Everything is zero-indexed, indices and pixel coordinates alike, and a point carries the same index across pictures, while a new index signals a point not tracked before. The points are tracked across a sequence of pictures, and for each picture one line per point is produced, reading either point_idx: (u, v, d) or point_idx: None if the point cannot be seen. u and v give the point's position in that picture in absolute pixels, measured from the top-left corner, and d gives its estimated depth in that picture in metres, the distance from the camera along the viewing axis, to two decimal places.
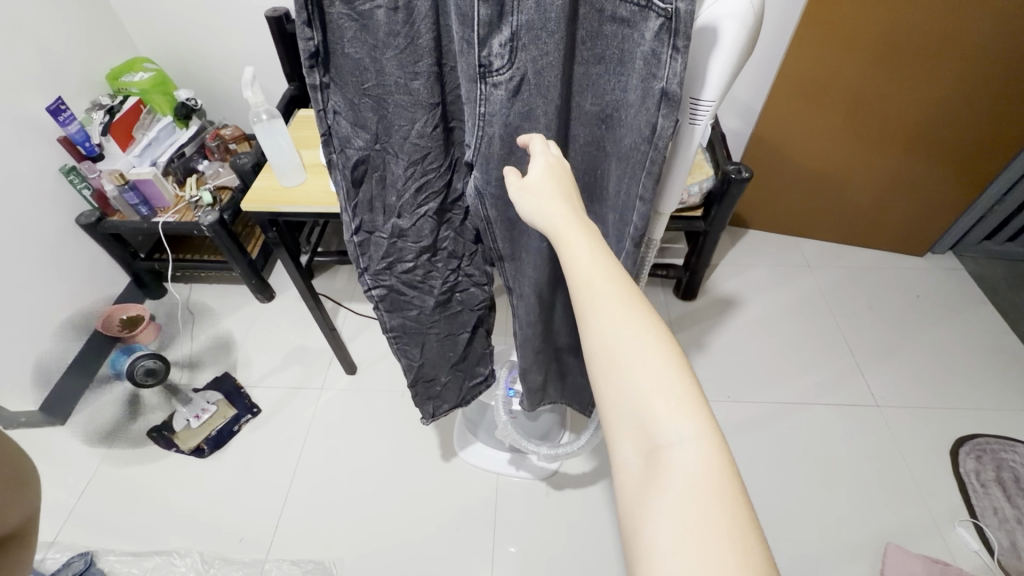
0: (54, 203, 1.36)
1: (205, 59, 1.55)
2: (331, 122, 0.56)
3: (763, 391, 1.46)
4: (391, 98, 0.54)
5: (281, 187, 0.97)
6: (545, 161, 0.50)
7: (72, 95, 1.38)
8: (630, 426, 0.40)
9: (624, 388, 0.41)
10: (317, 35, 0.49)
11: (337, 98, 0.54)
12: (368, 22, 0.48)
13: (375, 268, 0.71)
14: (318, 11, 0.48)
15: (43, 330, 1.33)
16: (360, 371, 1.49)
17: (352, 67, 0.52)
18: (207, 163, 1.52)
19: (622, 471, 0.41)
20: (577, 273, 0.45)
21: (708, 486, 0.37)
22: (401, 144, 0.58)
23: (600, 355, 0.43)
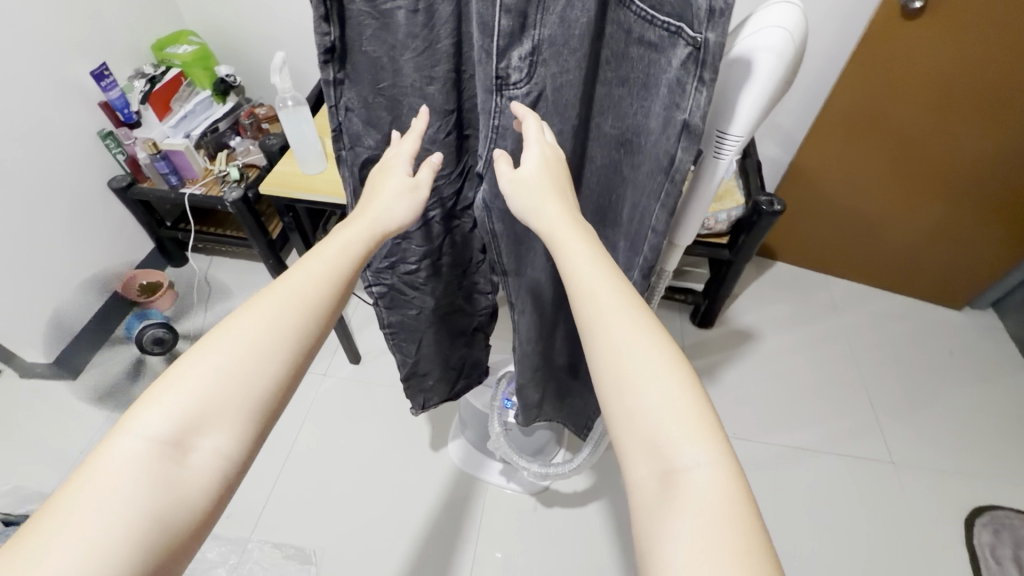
0: (87, 164, 1.40)
1: (246, 36, 1.57)
2: (343, 118, 0.54)
3: (772, 432, 1.40)
4: (406, 100, 0.52)
5: (303, 174, 0.97)
6: (540, 152, 0.47)
7: (116, 61, 1.42)
8: (644, 450, 0.38)
9: (645, 409, 0.39)
10: (335, 31, 0.46)
11: (351, 95, 0.52)
12: (388, 22, 0.46)
13: (377, 265, 0.70)
14: (337, 6, 0.45)
15: (65, 286, 1.38)
16: (364, 363, 1.49)
17: (371, 66, 0.50)
18: (239, 140, 1.54)
19: (634, 491, 0.39)
20: (584, 289, 0.43)
21: (723, 513, 0.35)
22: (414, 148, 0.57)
23: (611, 375, 0.41)
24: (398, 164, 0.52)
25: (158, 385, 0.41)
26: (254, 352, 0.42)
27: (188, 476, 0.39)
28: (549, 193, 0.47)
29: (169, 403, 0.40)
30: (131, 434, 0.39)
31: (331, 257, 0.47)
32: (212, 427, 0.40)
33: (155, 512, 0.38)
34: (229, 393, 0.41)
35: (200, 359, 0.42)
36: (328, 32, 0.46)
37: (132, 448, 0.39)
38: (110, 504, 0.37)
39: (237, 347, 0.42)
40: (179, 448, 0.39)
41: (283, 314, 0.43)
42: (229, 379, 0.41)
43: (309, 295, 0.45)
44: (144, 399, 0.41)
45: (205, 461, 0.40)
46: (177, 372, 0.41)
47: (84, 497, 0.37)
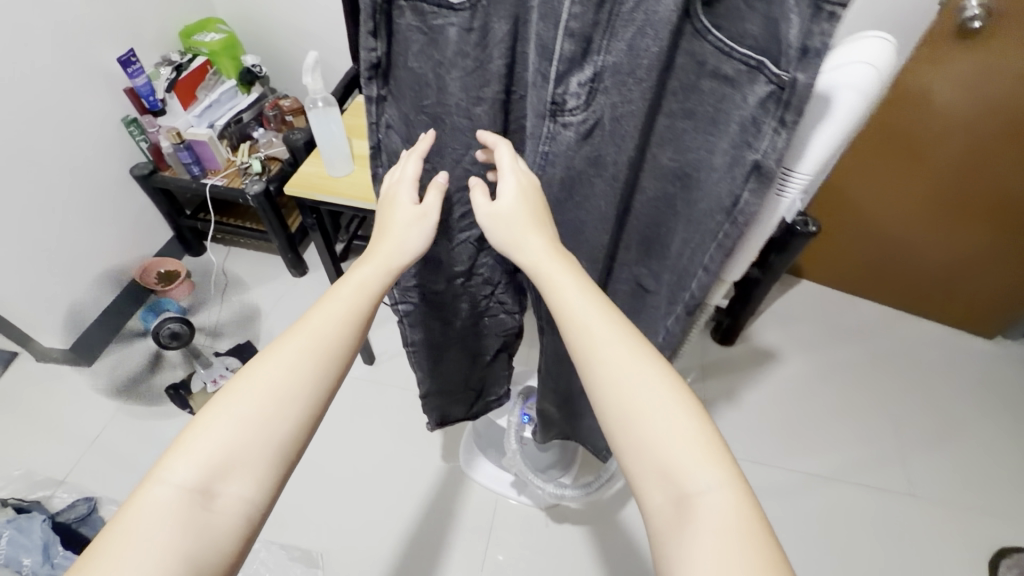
0: (110, 151, 1.39)
1: (274, 26, 1.55)
2: (382, 135, 0.52)
3: (789, 457, 1.37)
4: (450, 119, 0.49)
5: (328, 176, 0.95)
6: (516, 181, 0.48)
7: (143, 47, 1.40)
8: (656, 477, 0.42)
9: (651, 440, 0.43)
10: (381, 46, 0.44)
11: (392, 112, 0.50)
12: (438, 39, 0.43)
13: (408, 287, 0.68)
14: (385, 21, 0.43)
15: (83, 272, 1.38)
16: (377, 363, 1.47)
17: (415, 83, 0.47)
18: (263, 131, 1.54)
19: (654, 516, 0.43)
20: (585, 328, 0.45)
21: (737, 531, 0.40)
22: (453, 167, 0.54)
23: (619, 407, 0.44)
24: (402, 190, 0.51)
25: (187, 434, 0.45)
26: (275, 400, 0.46)
27: (216, 520, 0.44)
28: (526, 224, 0.47)
29: (197, 451, 0.44)
30: (164, 482, 0.43)
31: (347, 300, 0.50)
32: (237, 472, 0.45)
33: (189, 554, 0.42)
34: (253, 441, 0.45)
35: (224, 409, 0.46)
36: (374, 47, 0.44)
37: (166, 495, 0.43)
38: (149, 549, 0.41)
39: (258, 395, 0.46)
40: (207, 494, 0.43)
41: (301, 360, 0.47)
42: (252, 423, 0.45)
43: (327, 340, 0.48)
44: (174, 449, 0.45)
45: (233, 503, 0.44)
46: (202, 423, 0.45)
47: (127, 543, 0.41)
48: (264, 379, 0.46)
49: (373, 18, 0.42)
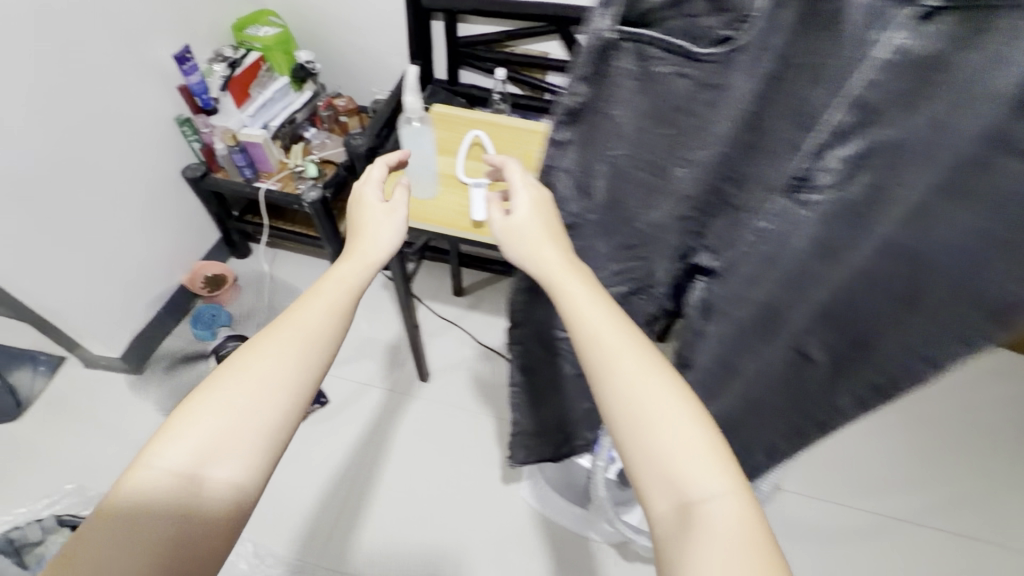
0: (164, 152, 1.33)
1: (331, 22, 1.49)
2: (553, 180, 0.46)
3: (869, 498, 1.27)
4: (643, 177, 0.42)
5: (412, 197, 0.86)
6: (530, 196, 0.48)
7: (198, 42, 1.33)
8: (663, 487, 0.41)
9: (656, 449, 0.41)
10: (586, 92, 0.37)
11: (572, 160, 0.43)
12: (656, 93, 0.36)
13: (529, 328, 0.71)
14: (601, 67, 0.36)
15: (136, 278, 1.32)
16: (431, 380, 1.41)
17: (611, 133, 0.40)
18: (315, 131, 1.48)
19: (656, 522, 0.41)
20: (586, 330, 0.45)
21: (743, 541, 0.38)
22: (629, 225, 0.47)
23: (626, 417, 0.43)
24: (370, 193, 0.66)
25: (174, 422, 0.49)
26: (263, 384, 0.50)
27: (198, 507, 0.47)
28: (543, 234, 0.48)
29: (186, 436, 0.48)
30: (151, 467, 0.47)
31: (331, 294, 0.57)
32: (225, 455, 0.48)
33: (166, 538, 0.46)
34: (245, 431, 0.49)
35: (214, 395, 0.49)
36: (577, 89, 0.37)
37: (153, 479, 0.47)
38: (134, 529, 0.45)
39: (248, 381, 0.50)
40: (197, 478, 0.47)
41: (289, 348, 0.52)
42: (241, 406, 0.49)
43: (316, 329, 0.54)
44: (159, 435, 0.48)
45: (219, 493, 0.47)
46: (189, 409, 0.49)
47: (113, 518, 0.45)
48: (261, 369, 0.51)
49: (586, 58, 0.35)
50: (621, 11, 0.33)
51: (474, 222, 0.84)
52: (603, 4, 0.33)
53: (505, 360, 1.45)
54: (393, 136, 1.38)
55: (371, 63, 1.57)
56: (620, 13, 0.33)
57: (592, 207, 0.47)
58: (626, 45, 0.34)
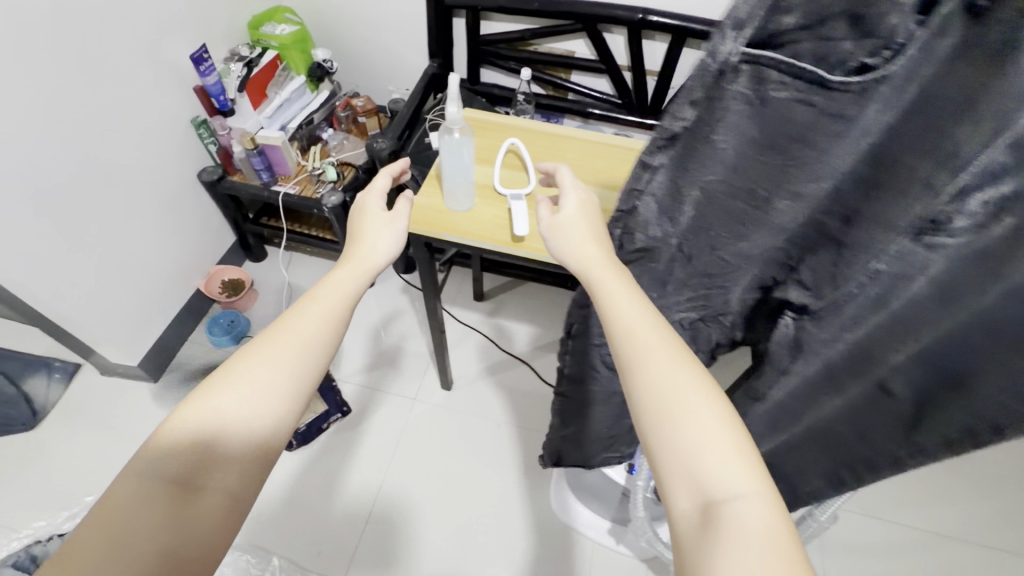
0: (180, 155, 1.29)
1: (349, 19, 1.45)
2: (638, 205, 0.43)
3: (901, 511, 1.25)
4: (738, 205, 0.39)
5: (448, 209, 0.84)
6: (577, 198, 0.56)
7: (214, 41, 1.29)
8: (683, 485, 0.38)
9: (677, 445, 0.39)
10: (692, 116, 0.35)
11: (660, 184, 0.41)
12: (768, 119, 0.33)
13: (582, 339, 0.68)
14: (713, 88, 0.33)
15: (152, 285, 1.29)
16: (455, 388, 1.38)
17: (710, 159, 0.37)
18: (333, 132, 1.45)
19: (679, 525, 0.38)
20: (617, 324, 0.45)
21: (770, 544, 0.35)
22: (714, 254, 0.45)
23: (649, 412, 0.41)
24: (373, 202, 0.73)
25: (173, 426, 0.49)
26: (259, 382, 0.50)
27: (192, 507, 0.46)
28: (585, 235, 0.53)
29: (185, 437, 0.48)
30: (143, 473, 0.47)
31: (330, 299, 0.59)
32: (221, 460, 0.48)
33: (156, 539, 0.44)
34: (238, 429, 0.48)
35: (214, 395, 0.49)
36: (686, 108, 0.34)
37: (143, 484, 0.46)
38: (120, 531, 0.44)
39: (246, 381, 0.50)
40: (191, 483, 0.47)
41: (287, 348, 0.53)
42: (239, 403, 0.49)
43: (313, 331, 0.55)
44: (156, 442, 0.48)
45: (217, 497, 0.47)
46: (188, 411, 0.49)
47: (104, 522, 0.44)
48: (256, 371, 0.51)
49: (702, 76, 0.32)
50: (754, 32, 0.29)
51: (514, 237, 0.81)
52: (732, 25, 0.30)
53: (527, 367, 1.42)
54: (415, 138, 1.34)
55: (389, 62, 1.53)
56: (751, 34, 0.30)
57: (678, 234, 0.44)
58: (747, 67, 0.31)
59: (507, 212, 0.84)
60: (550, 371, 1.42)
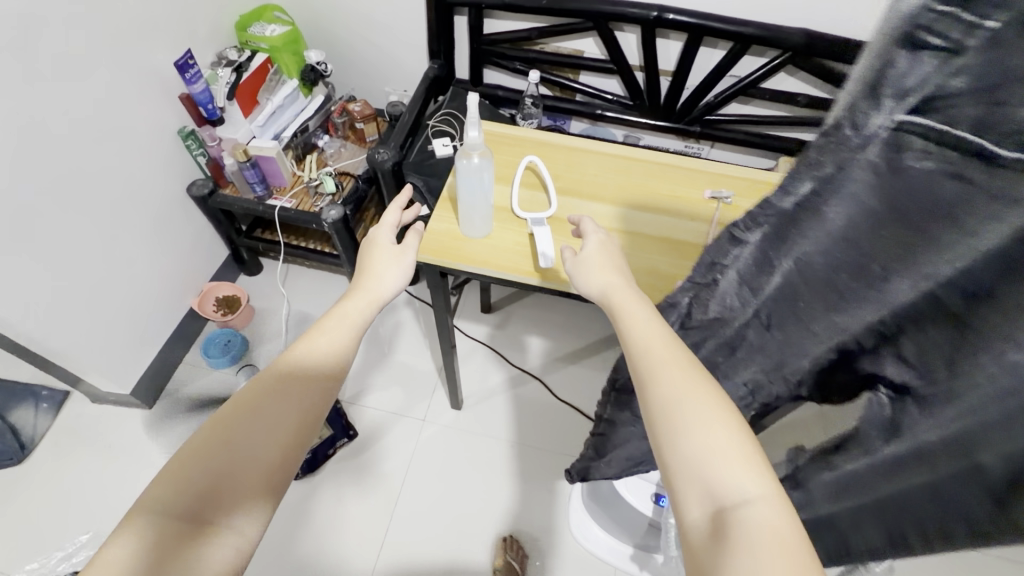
0: (167, 168, 1.21)
1: (344, 19, 1.37)
2: (722, 271, 0.45)
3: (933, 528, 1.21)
4: (845, 282, 0.35)
5: (463, 236, 0.78)
6: (596, 240, 0.66)
7: (199, 45, 1.21)
8: (695, 489, 0.41)
9: (688, 450, 0.42)
10: (803, 188, 0.34)
11: (751, 248, 0.41)
12: (894, 187, 0.29)
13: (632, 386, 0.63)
14: (834, 153, 0.31)
15: (142, 307, 1.22)
16: (465, 408, 1.32)
17: (814, 231, 0.35)
18: (329, 139, 1.39)
19: (693, 535, 0.40)
20: (636, 342, 0.50)
21: (780, 546, 0.36)
22: (803, 329, 0.40)
23: (661, 421, 0.45)
24: (383, 235, 0.67)
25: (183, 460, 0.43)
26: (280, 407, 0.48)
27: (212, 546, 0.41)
28: (603, 267, 0.63)
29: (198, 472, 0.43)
30: (147, 515, 0.41)
31: (345, 322, 0.57)
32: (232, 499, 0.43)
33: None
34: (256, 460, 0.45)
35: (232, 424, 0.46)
36: (785, 188, 0.36)
37: (151, 528, 0.40)
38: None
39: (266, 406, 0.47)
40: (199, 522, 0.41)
41: (306, 372, 0.51)
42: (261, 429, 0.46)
43: (328, 354, 0.53)
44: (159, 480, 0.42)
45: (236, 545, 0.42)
46: (202, 441, 0.44)
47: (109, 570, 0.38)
48: (276, 397, 0.48)
49: (807, 154, 0.33)
50: (917, 102, 0.26)
51: (538, 267, 0.75)
52: (885, 95, 0.27)
53: (539, 382, 1.37)
54: (417, 146, 1.27)
55: (386, 63, 1.45)
56: (911, 104, 0.26)
57: (761, 304, 0.43)
58: (888, 135, 0.28)
59: (528, 237, 0.78)
60: (562, 386, 1.37)
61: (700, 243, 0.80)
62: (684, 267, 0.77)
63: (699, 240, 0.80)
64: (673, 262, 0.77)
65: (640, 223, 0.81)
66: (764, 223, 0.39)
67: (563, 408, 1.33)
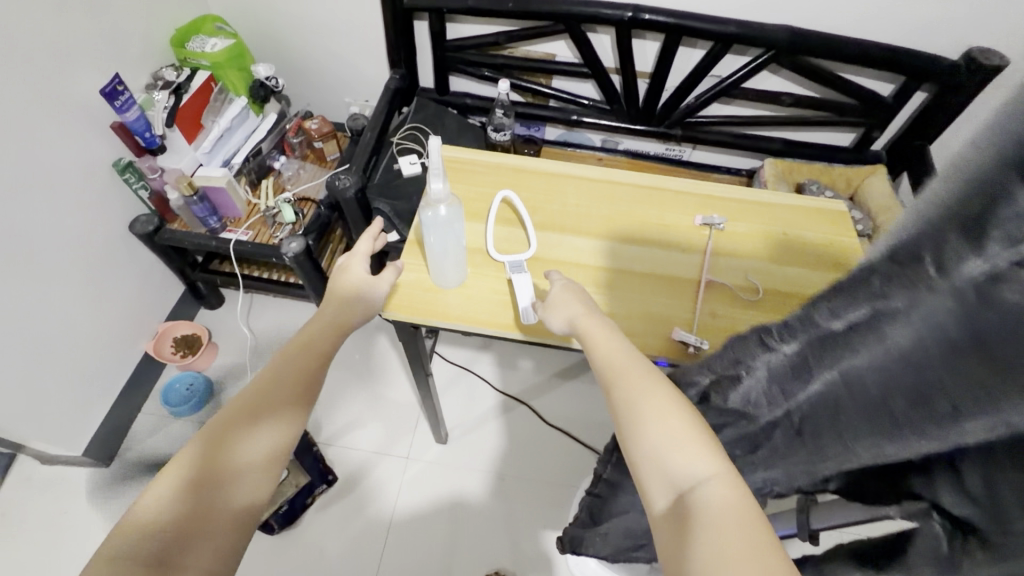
0: (104, 206, 1.10)
1: (294, 28, 1.25)
2: (744, 370, 0.36)
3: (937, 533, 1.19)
4: (901, 410, 0.26)
5: (434, 288, 0.71)
6: (562, 285, 0.65)
7: (131, 68, 1.08)
8: (660, 482, 0.42)
9: (648, 448, 0.44)
10: (861, 309, 0.27)
11: (782, 352, 0.33)
12: (994, 324, 0.21)
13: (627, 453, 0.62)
14: (913, 278, 0.24)
15: (89, 360, 1.11)
16: (451, 440, 1.25)
17: (868, 346, 0.27)
18: (286, 161, 1.28)
19: (658, 523, 0.42)
20: (599, 361, 0.54)
21: (736, 515, 0.37)
22: (844, 450, 0.31)
23: (625, 423, 0.47)
24: (356, 263, 0.67)
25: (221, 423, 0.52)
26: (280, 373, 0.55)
27: (236, 471, 0.47)
28: (583, 308, 0.61)
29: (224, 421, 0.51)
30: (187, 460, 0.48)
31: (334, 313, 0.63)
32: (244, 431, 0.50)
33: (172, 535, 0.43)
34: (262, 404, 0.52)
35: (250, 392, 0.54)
36: (838, 300, 0.28)
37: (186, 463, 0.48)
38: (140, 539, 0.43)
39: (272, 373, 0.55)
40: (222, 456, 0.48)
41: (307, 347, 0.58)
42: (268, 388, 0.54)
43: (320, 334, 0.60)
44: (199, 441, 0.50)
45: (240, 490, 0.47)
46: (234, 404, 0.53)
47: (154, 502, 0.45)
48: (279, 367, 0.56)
49: (868, 270, 0.26)
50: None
51: (519, 319, 0.69)
52: (1004, 238, 0.19)
53: (528, 408, 1.30)
54: (382, 165, 1.19)
55: (343, 74, 1.34)
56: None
57: (793, 408, 0.34)
58: (989, 278, 0.20)
59: (506, 284, 0.72)
60: (552, 409, 1.31)
61: (695, 277, 0.74)
62: (680, 309, 0.71)
63: (694, 274, 0.74)
64: (668, 304, 0.71)
65: (630, 258, 0.75)
66: (804, 331, 0.31)
67: (555, 434, 1.27)
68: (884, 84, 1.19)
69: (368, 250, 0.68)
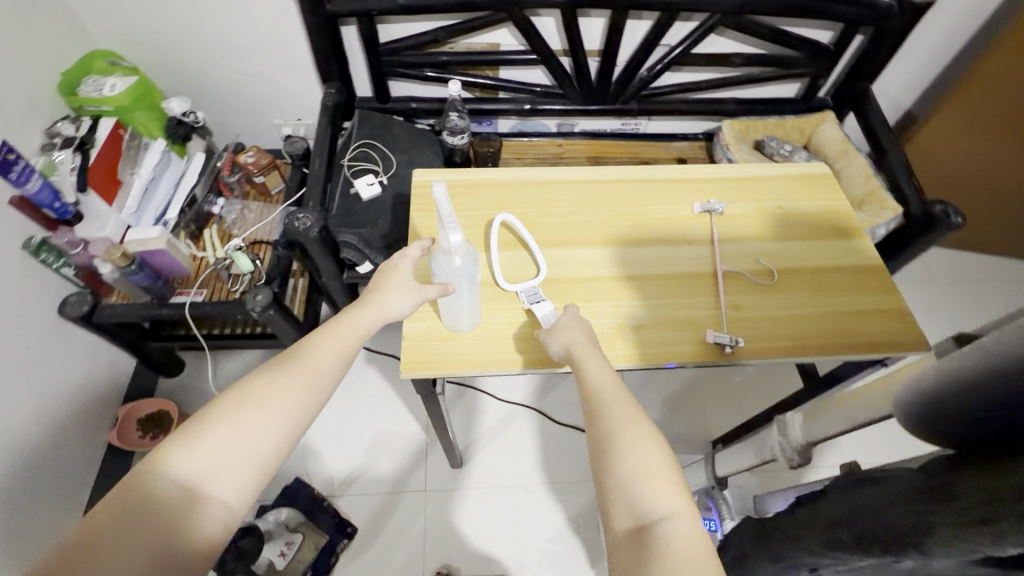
0: (25, 294, 0.94)
1: (205, 54, 1.11)
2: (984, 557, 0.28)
3: None
4: None
5: (446, 333, 0.66)
6: (572, 313, 0.62)
7: (20, 130, 0.92)
8: (622, 508, 0.42)
9: (619, 471, 0.43)
10: None
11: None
12: None
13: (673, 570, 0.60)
14: None
15: (48, 469, 0.98)
16: (467, 462, 1.21)
17: None
18: (226, 203, 1.16)
19: (614, 543, 0.41)
20: (587, 386, 0.51)
21: (690, 552, 0.38)
22: None
23: (596, 442, 0.46)
24: (405, 265, 0.62)
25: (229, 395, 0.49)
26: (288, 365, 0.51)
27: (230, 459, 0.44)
28: None
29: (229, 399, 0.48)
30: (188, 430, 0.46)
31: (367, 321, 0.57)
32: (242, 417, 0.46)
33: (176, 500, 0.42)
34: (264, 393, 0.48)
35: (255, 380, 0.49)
36: None
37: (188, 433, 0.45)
38: (143, 491, 0.41)
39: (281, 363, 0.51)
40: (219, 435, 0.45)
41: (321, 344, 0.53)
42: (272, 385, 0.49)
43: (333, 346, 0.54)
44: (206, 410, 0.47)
45: (240, 468, 0.44)
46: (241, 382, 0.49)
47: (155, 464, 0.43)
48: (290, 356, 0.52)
49: None
50: None
51: (537, 353, 0.65)
52: None
53: (537, 412, 1.28)
54: (338, 193, 1.10)
55: (269, 95, 1.21)
56: None
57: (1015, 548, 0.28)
58: None
59: (524, 314, 0.67)
60: (562, 408, 1.29)
61: (709, 270, 0.72)
62: (704, 308, 0.69)
63: (707, 268, 0.72)
64: (690, 304, 0.69)
65: (642, 263, 0.72)
66: None
67: (569, 433, 1.25)
68: (823, 32, 1.21)
69: (395, 259, 0.62)
